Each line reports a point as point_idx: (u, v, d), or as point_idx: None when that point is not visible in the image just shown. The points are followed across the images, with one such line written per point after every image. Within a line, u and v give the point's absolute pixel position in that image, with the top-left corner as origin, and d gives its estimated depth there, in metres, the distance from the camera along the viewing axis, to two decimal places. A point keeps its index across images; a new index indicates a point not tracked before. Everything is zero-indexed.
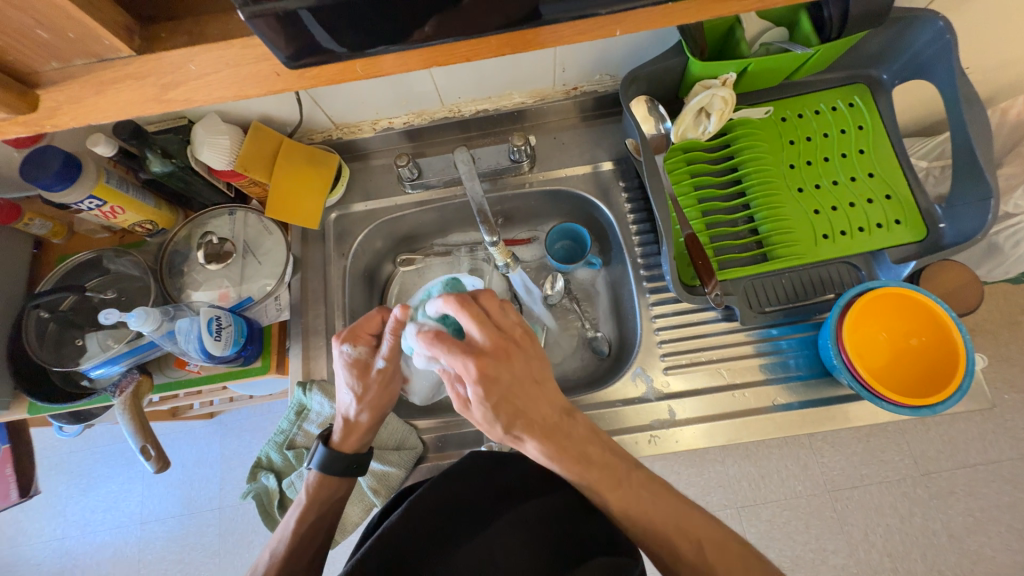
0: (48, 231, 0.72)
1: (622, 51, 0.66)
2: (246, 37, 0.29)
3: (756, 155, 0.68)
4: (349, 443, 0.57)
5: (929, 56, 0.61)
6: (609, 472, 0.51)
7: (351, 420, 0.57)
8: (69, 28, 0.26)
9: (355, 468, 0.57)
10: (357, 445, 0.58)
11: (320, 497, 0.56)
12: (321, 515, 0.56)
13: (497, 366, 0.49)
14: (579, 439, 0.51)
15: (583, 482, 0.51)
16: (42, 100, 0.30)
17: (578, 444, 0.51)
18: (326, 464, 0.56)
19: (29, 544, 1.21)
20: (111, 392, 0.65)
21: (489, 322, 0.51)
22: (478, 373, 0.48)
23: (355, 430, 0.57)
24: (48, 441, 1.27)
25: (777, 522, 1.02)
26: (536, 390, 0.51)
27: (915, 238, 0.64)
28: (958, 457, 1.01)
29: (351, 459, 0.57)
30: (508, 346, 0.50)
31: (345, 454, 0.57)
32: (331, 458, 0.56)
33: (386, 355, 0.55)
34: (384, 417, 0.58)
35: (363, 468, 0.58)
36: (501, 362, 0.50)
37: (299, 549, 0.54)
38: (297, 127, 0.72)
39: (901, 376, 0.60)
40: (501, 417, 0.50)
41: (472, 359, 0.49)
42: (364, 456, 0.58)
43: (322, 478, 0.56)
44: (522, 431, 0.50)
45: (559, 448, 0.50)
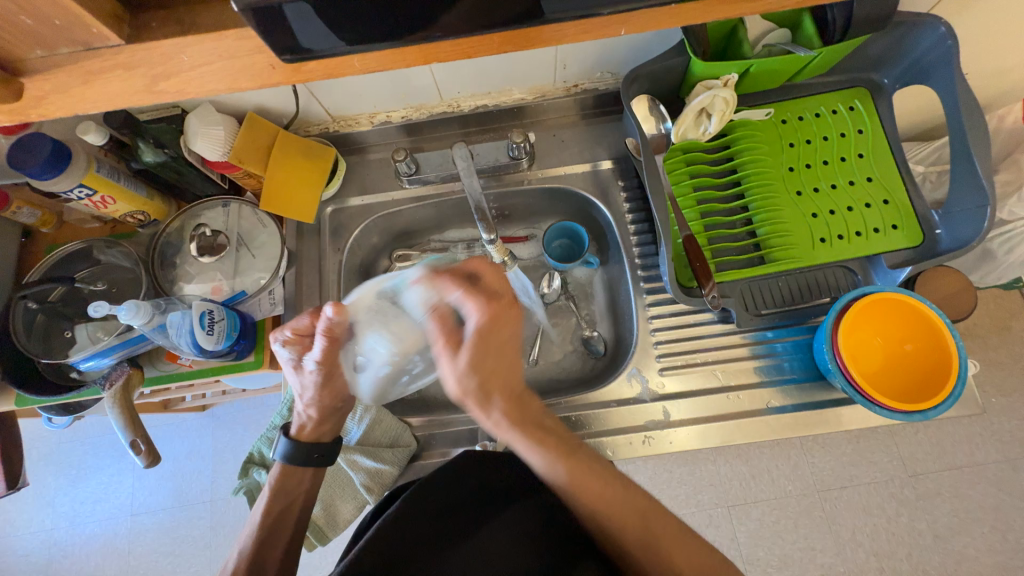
0: (37, 220, 0.70)
1: (624, 49, 0.65)
2: (240, 29, 0.28)
3: (756, 157, 0.68)
4: (308, 433, 0.57)
5: (931, 61, 0.61)
6: (566, 444, 0.48)
7: (305, 414, 0.56)
8: (55, 15, 0.25)
9: (320, 458, 0.57)
10: (315, 435, 0.57)
11: (284, 487, 0.55)
12: (288, 508, 0.55)
13: (507, 318, 0.45)
14: (540, 412, 0.49)
15: (542, 465, 0.47)
16: (27, 89, 0.29)
17: (537, 417, 0.48)
18: (288, 456, 0.56)
19: (17, 534, 1.20)
20: (101, 385, 0.64)
21: (491, 286, 0.46)
22: (489, 316, 0.44)
23: (311, 422, 0.57)
24: (37, 431, 1.26)
25: (766, 521, 1.03)
26: (516, 356, 0.47)
27: (911, 243, 0.64)
28: (946, 459, 1.02)
29: (311, 449, 0.56)
30: (515, 306, 0.46)
31: (303, 443, 0.56)
32: (292, 448, 0.56)
33: (319, 358, 0.51)
34: (340, 408, 0.57)
35: (327, 459, 0.57)
36: (509, 318, 0.46)
37: (269, 541, 0.53)
38: (293, 119, 0.71)
39: (894, 381, 0.60)
40: (482, 374, 0.45)
41: (489, 301, 0.45)
42: (325, 444, 0.58)
43: (286, 469, 0.55)
44: (491, 397, 0.46)
45: (521, 416, 0.47)
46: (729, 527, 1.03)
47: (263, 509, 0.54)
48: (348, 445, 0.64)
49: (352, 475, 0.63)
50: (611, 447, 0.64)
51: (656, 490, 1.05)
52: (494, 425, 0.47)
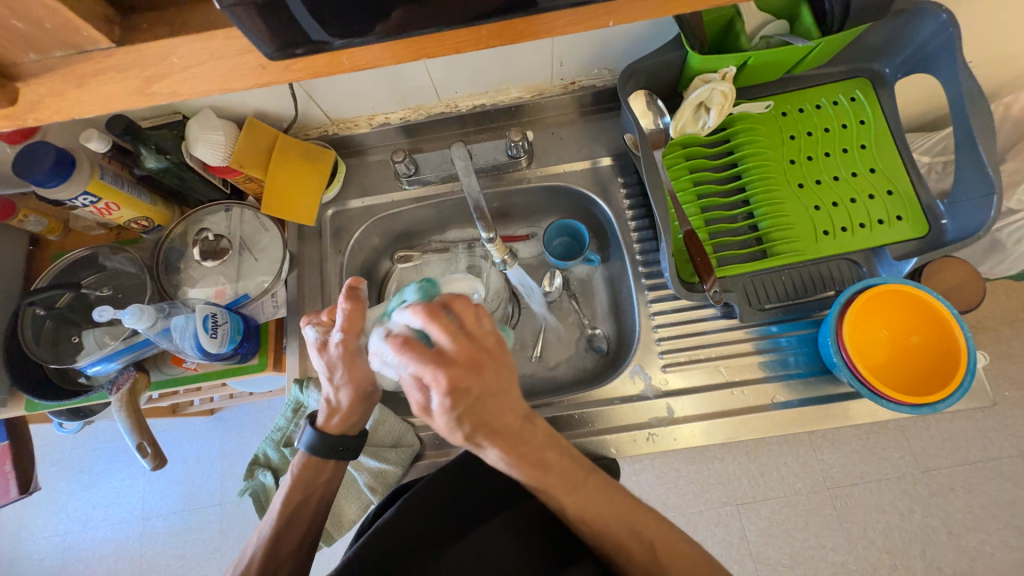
0: (44, 228, 0.71)
1: (621, 44, 0.65)
2: (227, 27, 0.29)
3: (756, 150, 0.67)
4: (334, 424, 0.54)
5: (932, 50, 0.60)
6: (568, 479, 0.45)
7: (335, 404, 0.53)
8: (46, 19, 0.26)
9: (343, 452, 0.55)
10: (343, 427, 0.54)
11: (305, 480, 0.54)
12: (309, 499, 0.54)
13: (468, 379, 0.39)
14: (538, 444, 0.44)
15: (536, 488, 0.45)
16: (22, 93, 0.29)
17: (537, 452, 0.44)
18: (314, 449, 0.53)
19: (30, 539, 1.21)
20: (107, 389, 0.65)
21: (466, 318, 0.41)
22: (447, 386, 0.38)
23: (339, 413, 0.54)
24: (49, 437, 1.27)
25: (776, 519, 1.02)
26: (511, 396, 0.42)
27: (916, 234, 0.63)
28: (959, 454, 1.01)
29: (336, 442, 0.54)
30: (480, 360, 0.40)
31: (331, 436, 0.54)
32: (317, 440, 0.53)
33: (342, 328, 0.49)
34: (368, 393, 0.53)
35: (350, 452, 0.55)
36: (479, 377, 0.40)
37: (286, 533, 0.52)
38: (293, 123, 0.71)
39: (901, 374, 0.59)
40: (468, 429, 0.40)
41: (443, 370, 0.38)
42: (350, 440, 0.55)
43: (308, 461, 0.54)
44: (483, 440, 0.42)
45: (519, 454, 0.43)
46: (738, 526, 1.03)
47: (281, 501, 0.53)
48: None
49: (356, 475, 0.64)
50: (614, 445, 0.63)
51: (664, 489, 1.05)
52: (489, 458, 0.43)
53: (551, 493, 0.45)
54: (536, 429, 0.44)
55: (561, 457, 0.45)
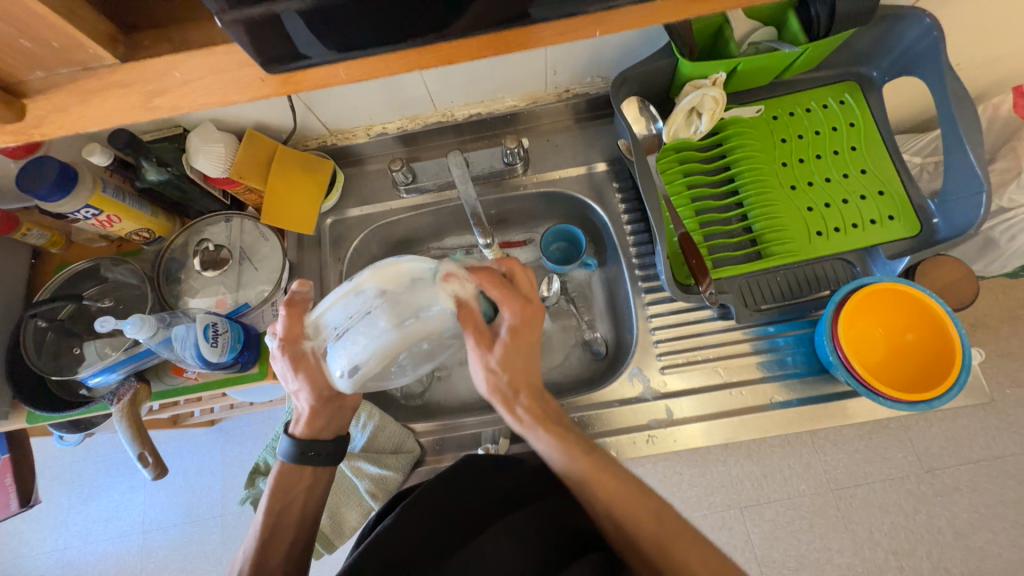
0: (47, 241, 0.72)
1: (613, 52, 0.66)
2: (227, 42, 0.29)
3: (748, 153, 0.68)
4: (303, 430, 0.54)
5: (918, 53, 0.61)
6: (586, 444, 0.50)
7: (299, 410, 0.53)
8: (52, 38, 0.27)
9: (316, 457, 0.55)
10: (312, 432, 0.54)
11: (282, 487, 0.54)
12: (289, 508, 0.54)
13: (529, 324, 0.50)
14: (558, 412, 0.53)
15: (558, 462, 0.50)
16: (28, 109, 0.30)
17: (557, 415, 0.52)
18: (288, 454, 0.54)
19: (31, 554, 1.21)
20: (109, 400, 0.66)
21: (524, 288, 0.51)
22: (521, 318, 0.49)
23: (303, 418, 0.54)
24: (50, 451, 1.27)
25: (781, 522, 1.01)
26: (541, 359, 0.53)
27: (908, 233, 0.64)
28: (962, 453, 1.00)
29: (307, 446, 0.54)
30: (534, 310, 0.50)
31: (302, 441, 0.54)
32: (290, 446, 0.54)
33: (282, 335, 0.50)
34: (331, 396, 0.53)
35: (325, 457, 0.56)
36: (532, 331, 0.50)
37: (271, 544, 0.52)
38: (292, 134, 0.73)
39: (897, 372, 0.60)
40: (513, 374, 0.50)
41: (517, 312, 0.49)
42: (322, 443, 0.55)
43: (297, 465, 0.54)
44: (519, 388, 0.51)
45: (547, 420, 0.51)
46: (742, 530, 1.02)
47: (264, 510, 0.53)
48: (352, 453, 0.64)
49: (357, 482, 0.64)
50: (614, 448, 0.63)
51: (667, 493, 1.04)
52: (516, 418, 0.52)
53: (568, 468, 0.49)
54: (552, 406, 0.53)
55: (579, 435, 0.51)
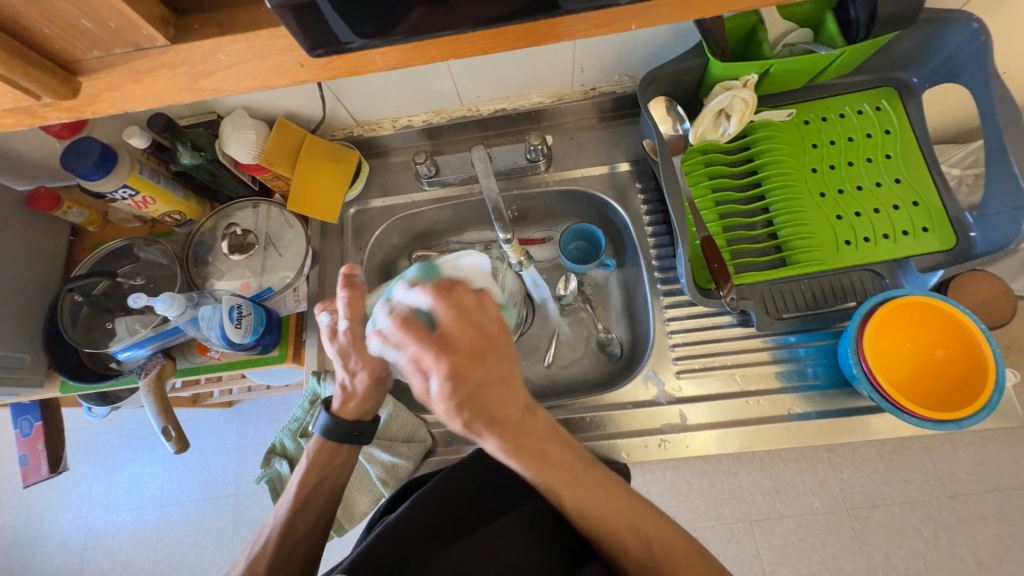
0: (85, 220, 0.75)
1: (643, 50, 0.65)
2: (271, 28, 0.30)
3: (777, 157, 0.67)
4: (351, 409, 0.55)
5: (964, 58, 0.59)
6: (568, 469, 0.43)
7: (350, 390, 0.54)
8: (110, 18, 0.28)
9: (360, 436, 0.55)
10: (357, 412, 0.55)
11: (322, 461, 0.54)
12: (323, 482, 0.55)
13: (471, 367, 0.38)
14: (543, 431, 0.42)
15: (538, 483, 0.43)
16: (83, 87, 0.31)
17: (538, 442, 0.41)
18: (330, 433, 0.54)
19: (55, 520, 1.26)
20: (137, 374, 0.68)
21: (464, 308, 0.40)
22: (447, 371, 0.36)
23: (355, 399, 0.54)
24: (77, 422, 1.32)
25: (791, 538, 0.99)
26: (508, 384, 0.40)
27: (943, 246, 0.62)
28: (989, 480, 0.96)
29: (351, 427, 0.55)
30: (485, 343, 0.39)
31: (345, 420, 0.55)
32: (332, 425, 0.54)
33: (346, 314, 0.50)
34: (382, 382, 0.54)
35: (363, 438, 0.56)
36: (478, 364, 0.38)
37: (301, 515, 0.53)
38: (320, 123, 0.74)
39: (923, 390, 0.58)
40: (469, 413, 0.38)
41: (443, 354, 0.37)
42: (365, 424, 0.56)
43: (325, 444, 0.54)
44: (482, 429, 0.39)
45: (519, 444, 0.41)
46: (751, 544, 1.00)
47: (297, 483, 0.54)
48: None
49: (368, 468, 0.65)
50: (625, 450, 0.63)
51: (675, 502, 1.03)
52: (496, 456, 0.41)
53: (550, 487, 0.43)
54: (537, 421, 0.42)
55: (562, 449, 0.43)
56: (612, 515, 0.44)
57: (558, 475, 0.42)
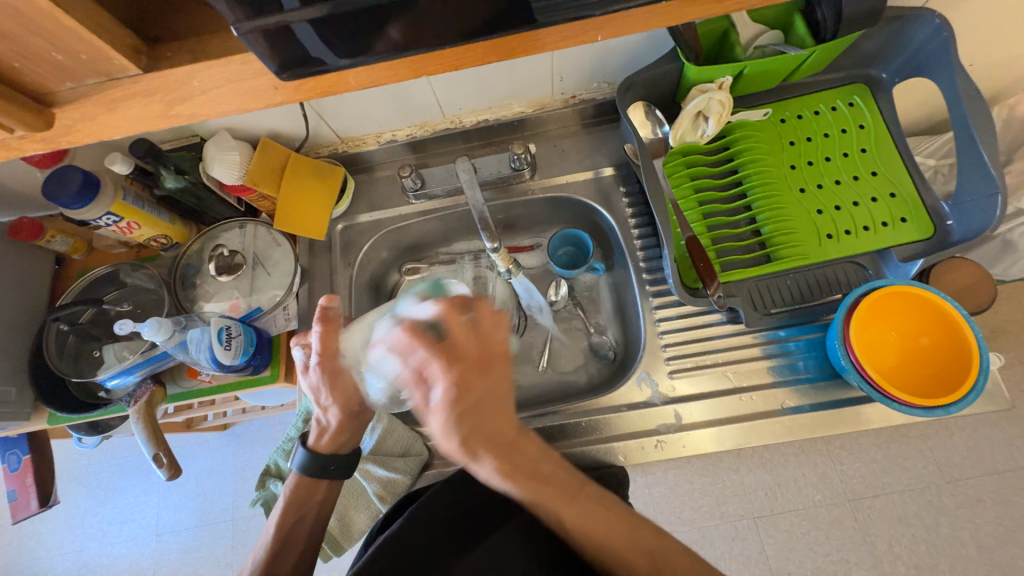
0: (69, 247, 0.75)
1: (619, 57, 0.67)
2: (244, 53, 0.30)
3: (756, 156, 0.68)
4: (325, 444, 0.55)
5: (929, 53, 0.60)
6: (566, 489, 0.43)
7: (325, 423, 0.54)
8: (81, 50, 0.28)
9: (335, 471, 0.54)
10: (333, 446, 0.54)
11: (299, 499, 0.53)
12: (303, 520, 0.54)
13: (474, 383, 0.40)
14: (538, 457, 0.43)
15: (534, 505, 0.42)
16: (57, 118, 0.31)
17: (532, 462, 0.42)
18: (306, 467, 0.54)
19: (48, 556, 1.23)
20: (126, 402, 0.67)
21: (481, 324, 0.42)
22: (455, 382, 0.39)
23: (327, 433, 0.54)
24: (68, 454, 1.30)
25: (796, 533, 0.99)
26: (508, 404, 0.41)
27: (922, 236, 0.63)
28: (985, 463, 0.97)
29: (327, 461, 0.54)
30: (490, 360, 0.41)
31: (320, 455, 0.54)
32: (308, 460, 0.53)
33: (318, 350, 0.51)
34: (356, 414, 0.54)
35: (342, 472, 0.55)
36: (482, 377, 0.40)
37: (282, 553, 0.52)
38: (304, 142, 0.74)
39: (912, 378, 0.58)
40: (465, 431, 0.39)
41: (449, 365, 0.40)
42: (342, 456, 0.55)
43: (301, 480, 0.54)
44: (479, 447, 0.40)
45: (514, 465, 0.41)
46: (756, 540, 1.00)
47: (275, 522, 0.53)
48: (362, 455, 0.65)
49: (365, 485, 0.65)
50: (623, 453, 0.63)
51: (678, 501, 1.03)
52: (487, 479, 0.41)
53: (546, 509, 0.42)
54: (530, 442, 0.43)
55: (558, 471, 0.43)
56: (610, 535, 0.42)
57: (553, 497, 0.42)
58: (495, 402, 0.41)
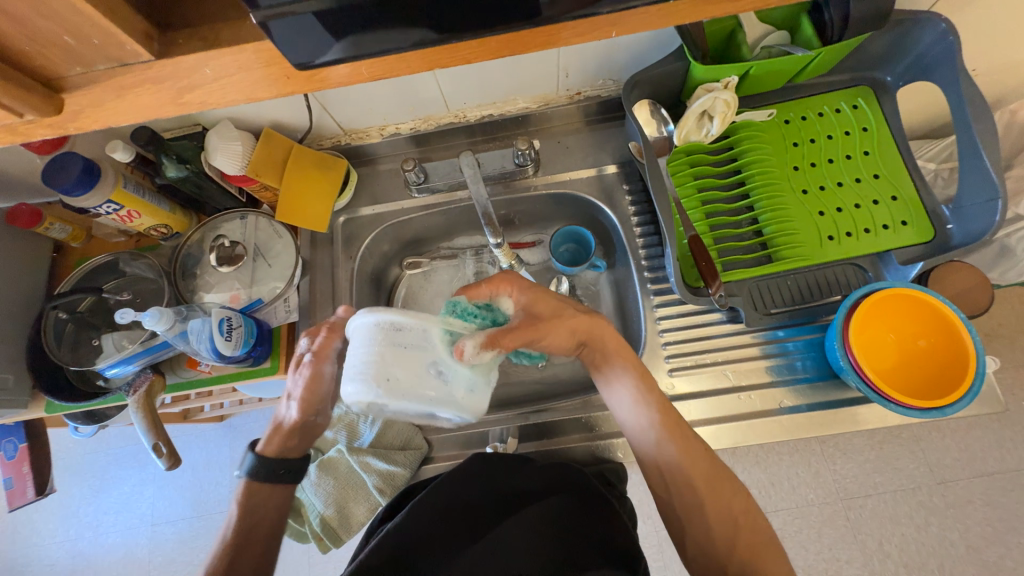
0: (68, 235, 0.74)
1: (625, 54, 0.66)
2: (257, 42, 0.30)
3: (760, 156, 0.68)
4: (273, 448, 0.56)
5: (934, 57, 0.61)
6: (672, 428, 0.53)
7: (281, 421, 0.55)
8: (93, 34, 0.28)
9: (284, 475, 0.55)
10: (281, 450, 0.56)
11: (254, 500, 0.54)
12: (258, 520, 0.53)
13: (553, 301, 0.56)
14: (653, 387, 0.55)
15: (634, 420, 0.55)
16: (67, 104, 0.31)
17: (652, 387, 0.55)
18: (253, 472, 0.54)
19: (42, 544, 1.23)
20: (125, 391, 0.67)
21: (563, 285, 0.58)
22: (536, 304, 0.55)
23: (279, 432, 0.56)
24: (64, 443, 1.29)
25: (788, 531, 1.00)
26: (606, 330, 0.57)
27: (922, 239, 0.64)
28: (976, 465, 0.98)
29: (278, 464, 0.55)
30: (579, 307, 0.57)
31: (270, 458, 0.55)
32: (257, 463, 0.54)
33: (312, 350, 0.53)
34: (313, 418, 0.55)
35: (292, 476, 0.56)
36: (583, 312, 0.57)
37: (240, 552, 0.51)
38: (307, 133, 0.74)
39: (910, 379, 0.59)
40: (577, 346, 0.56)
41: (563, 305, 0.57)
42: (291, 461, 0.56)
43: (252, 484, 0.54)
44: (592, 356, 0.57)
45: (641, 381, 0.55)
46: None
47: (233, 520, 0.53)
48: (362, 447, 0.66)
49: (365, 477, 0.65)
50: (619, 449, 0.65)
51: None
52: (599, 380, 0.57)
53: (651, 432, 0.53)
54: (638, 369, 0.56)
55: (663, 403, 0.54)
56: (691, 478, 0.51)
57: (661, 413, 0.53)
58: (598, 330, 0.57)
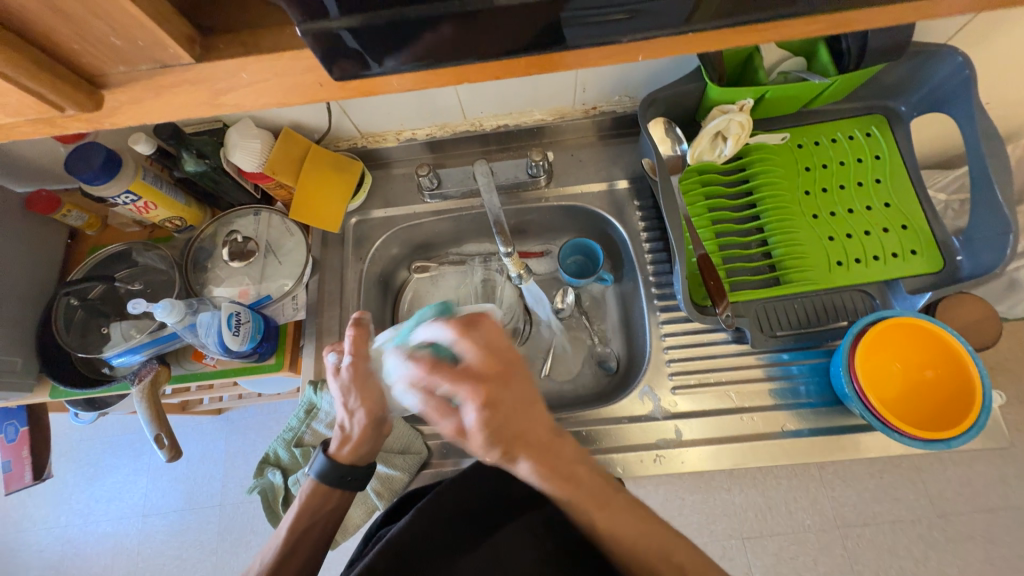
0: (84, 223, 0.75)
1: (643, 72, 0.67)
2: (294, 49, 0.31)
3: (771, 179, 0.69)
4: (345, 454, 0.53)
5: (949, 90, 0.61)
6: (597, 493, 0.46)
7: (348, 432, 0.53)
8: (139, 36, 0.29)
9: (353, 482, 0.54)
10: (353, 457, 0.53)
11: (313, 507, 0.53)
12: (311, 530, 0.52)
13: (502, 394, 0.40)
14: (573, 455, 0.46)
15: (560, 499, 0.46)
16: (105, 99, 0.32)
17: (568, 465, 0.45)
18: (324, 476, 0.53)
19: (33, 529, 1.23)
20: (130, 380, 0.67)
21: (493, 340, 0.41)
22: (483, 401, 0.39)
23: (350, 442, 0.53)
24: (61, 428, 1.30)
25: (783, 556, 0.99)
26: (534, 408, 0.43)
27: (931, 269, 0.64)
28: (977, 500, 0.97)
29: (346, 471, 0.53)
30: (511, 366, 0.41)
31: (341, 465, 0.53)
32: (328, 468, 0.53)
33: (351, 351, 0.51)
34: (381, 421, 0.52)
35: (356, 483, 0.54)
36: (506, 389, 0.40)
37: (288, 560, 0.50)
38: (325, 134, 0.75)
39: (914, 410, 0.59)
40: (504, 443, 0.41)
41: (477, 388, 0.39)
42: (360, 468, 0.54)
43: (317, 488, 0.53)
44: (518, 454, 0.42)
45: (552, 468, 0.44)
46: (744, 561, 1.00)
47: (287, 527, 0.52)
48: None
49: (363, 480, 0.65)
50: (621, 464, 0.63)
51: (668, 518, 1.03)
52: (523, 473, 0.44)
53: (577, 504, 0.46)
54: (566, 445, 0.45)
55: (590, 472, 0.47)
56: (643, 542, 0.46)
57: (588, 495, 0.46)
58: (530, 416, 0.42)
